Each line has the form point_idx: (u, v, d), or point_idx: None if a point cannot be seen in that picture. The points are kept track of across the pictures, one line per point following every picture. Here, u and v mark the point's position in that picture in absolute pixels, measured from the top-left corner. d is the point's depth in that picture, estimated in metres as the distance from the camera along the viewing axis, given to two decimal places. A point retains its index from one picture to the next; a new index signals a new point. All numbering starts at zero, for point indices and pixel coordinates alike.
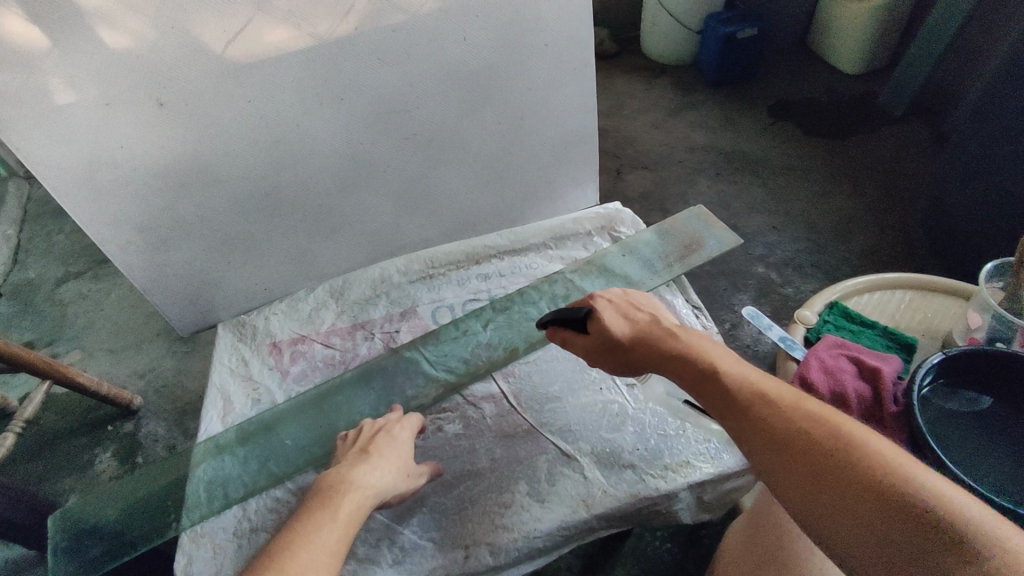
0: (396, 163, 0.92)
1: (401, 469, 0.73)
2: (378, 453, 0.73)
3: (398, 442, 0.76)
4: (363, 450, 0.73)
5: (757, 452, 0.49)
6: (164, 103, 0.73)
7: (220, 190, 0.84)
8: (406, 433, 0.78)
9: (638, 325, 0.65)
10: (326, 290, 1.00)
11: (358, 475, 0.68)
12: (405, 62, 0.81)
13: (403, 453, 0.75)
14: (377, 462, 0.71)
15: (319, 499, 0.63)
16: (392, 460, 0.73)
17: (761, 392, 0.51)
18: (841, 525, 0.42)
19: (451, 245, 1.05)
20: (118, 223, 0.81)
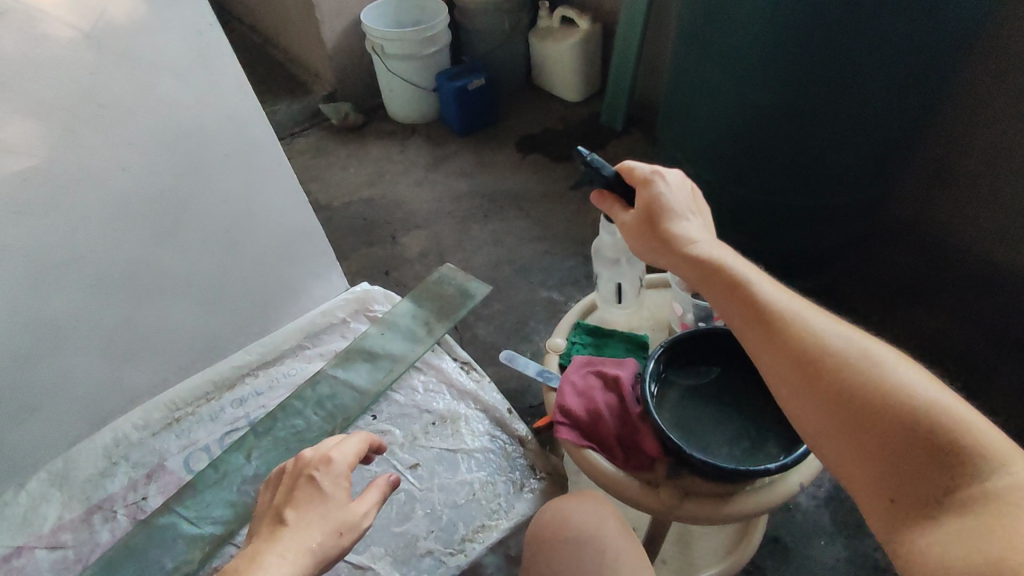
0: (90, 314, 0.81)
1: (336, 526, 0.52)
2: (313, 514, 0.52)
3: (342, 482, 0.55)
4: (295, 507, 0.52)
5: (772, 358, 0.51)
6: None
7: None
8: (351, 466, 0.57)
9: (688, 220, 0.63)
10: (44, 479, 0.84)
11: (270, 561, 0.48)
12: (53, 209, 0.71)
13: (330, 510, 0.53)
14: (305, 529, 0.51)
15: None
16: (328, 518, 0.52)
17: (781, 295, 0.53)
18: (838, 442, 0.47)
19: (193, 379, 0.94)
20: None
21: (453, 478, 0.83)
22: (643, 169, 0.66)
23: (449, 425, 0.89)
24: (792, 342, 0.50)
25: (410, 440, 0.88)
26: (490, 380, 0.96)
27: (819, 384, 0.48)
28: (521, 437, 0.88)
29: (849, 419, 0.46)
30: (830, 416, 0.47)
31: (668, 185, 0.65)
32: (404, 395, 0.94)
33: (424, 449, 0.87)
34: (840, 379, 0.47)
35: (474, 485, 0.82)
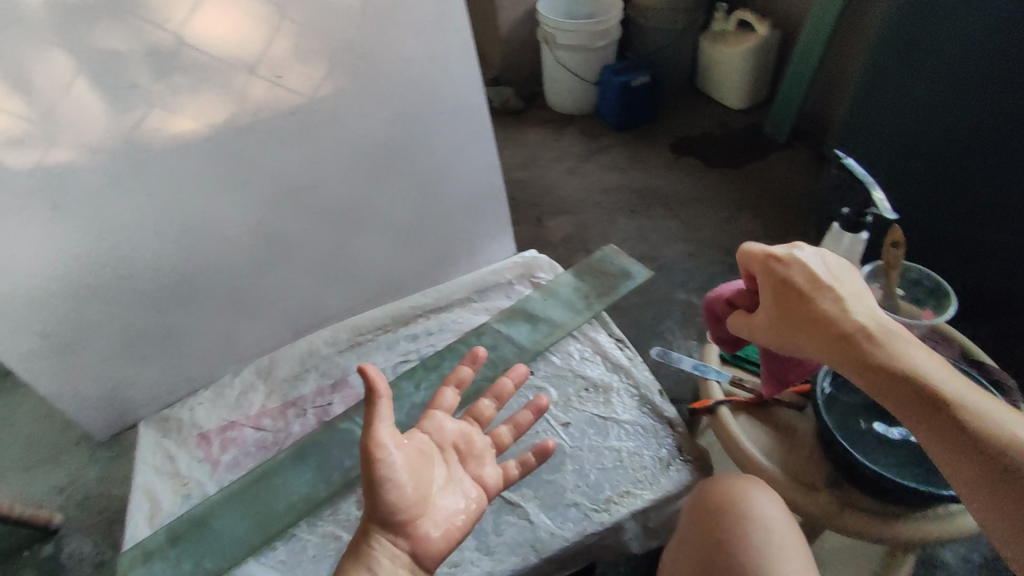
0: (313, 238, 0.93)
1: (406, 544, 0.57)
2: (370, 544, 0.56)
3: (373, 493, 0.57)
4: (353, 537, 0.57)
5: (915, 413, 0.51)
6: (60, 206, 0.73)
7: (132, 285, 0.83)
8: (372, 466, 0.57)
9: (830, 277, 0.60)
10: (253, 371, 0.98)
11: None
12: (308, 140, 0.84)
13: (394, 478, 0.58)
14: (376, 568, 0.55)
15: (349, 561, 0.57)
16: (387, 536, 0.57)
17: (909, 343, 0.54)
18: (988, 504, 0.46)
19: (378, 310, 1.05)
20: (15, 333, 0.79)
21: (603, 443, 0.87)
22: (793, 243, 0.64)
23: (601, 394, 0.93)
24: (914, 386, 0.51)
25: (563, 401, 0.93)
26: (643, 361, 0.98)
27: (970, 447, 0.47)
28: (671, 418, 0.89)
29: (1002, 485, 0.45)
30: (972, 468, 0.47)
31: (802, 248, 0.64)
32: (560, 358, 0.98)
33: (576, 410, 0.91)
34: (984, 441, 0.47)
35: (622, 454, 0.86)
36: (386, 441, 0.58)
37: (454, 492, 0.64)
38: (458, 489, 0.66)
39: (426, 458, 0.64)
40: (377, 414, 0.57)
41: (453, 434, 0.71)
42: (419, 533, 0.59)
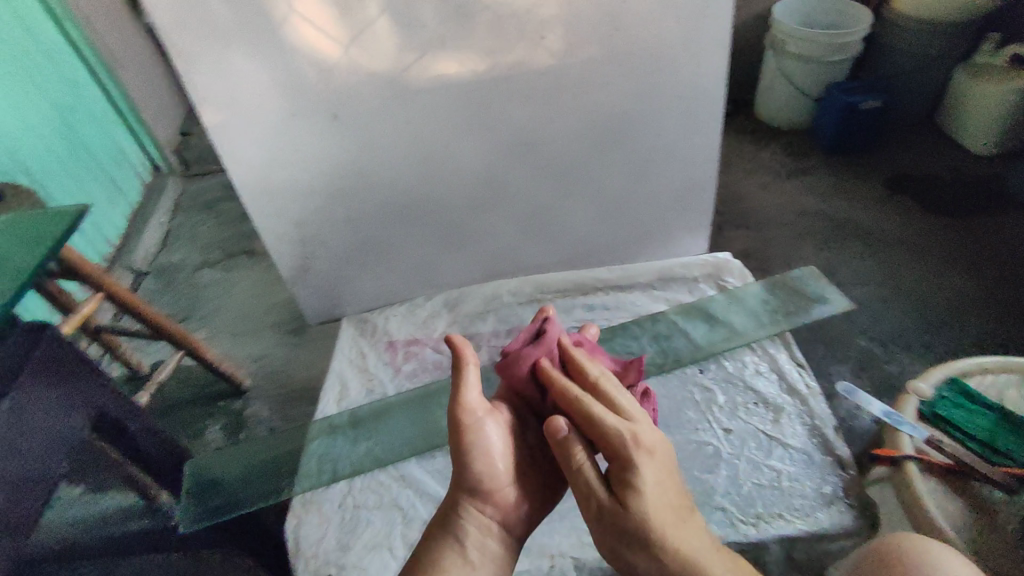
0: (528, 192, 1.00)
1: (493, 515, 0.63)
2: (461, 507, 0.62)
3: (460, 462, 0.64)
4: (445, 501, 0.64)
5: None
6: (337, 117, 0.85)
7: (372, 197, 0.95)
8: (462, 434, 0.65)
9: (650, 488, 0.55)
10: (442, 300, 1.08)
11: (449, 561, 0.59)
12: (550, 100, 0.89)
13: (483, 443, 0.65)
14: (463, 534, 0.61)
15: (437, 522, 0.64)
16: (478, 505, 0.63)
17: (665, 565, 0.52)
18: None
19: (563, 274, 1.10)
20: (280, 216, 0.94)
21: (763, 460, 0.84)
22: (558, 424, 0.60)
23: (771, 413, 0.89)
24: None
25: (730, 407, 0.91)
26: (822, 394, 0.92)
27: None
28: (844, 459, 0.83)
29: None
30: None
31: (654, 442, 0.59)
32: (733, 365, 0.96)
33: (741, 420, 0.89)
34: None
35: (783, 478, 0.82)
36: (473, 408, 0.65)
37: (531, 496, 0.66)
38: (546, 487, 0.68)
39: (518, 442, 0.69)
40: (466, 379, 0.66)
41: (530, 466, 0.69)
42: (502, 501, 0.64)
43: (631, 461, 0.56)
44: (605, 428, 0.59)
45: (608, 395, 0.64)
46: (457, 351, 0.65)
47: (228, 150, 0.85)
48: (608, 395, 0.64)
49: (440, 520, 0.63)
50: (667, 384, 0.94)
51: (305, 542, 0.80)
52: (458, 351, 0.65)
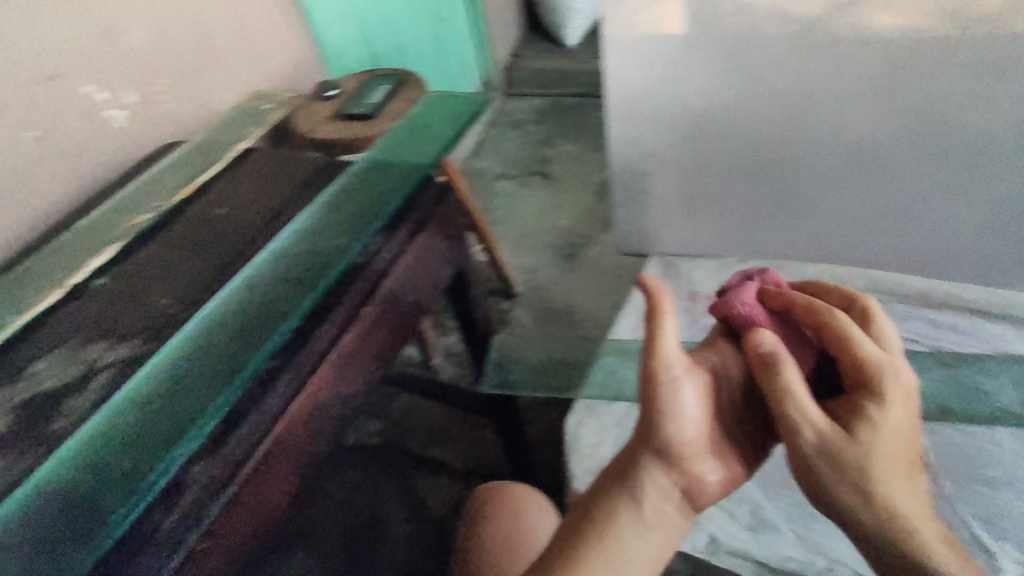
0: (903, 180, 0.89)
1: (675, 480, 0.56)
2: (639, 470, 0.57)
3: (650, 417, 0.57)
4: (625, 455, 0.59)
5: None
6: (731, 55, 0.83)
7: (728, 147, 0.93)
8: (654, 388, 0.58)
9: (876, 427, 0.50)
10: (757, 266, 1.03)
11: (623, 518, 0.56)
12: (987, 77, 0.76)
13: (668, 413, 0.57)
14: (640, 495, 0.56)
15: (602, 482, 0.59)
16: (658, 466, 0.56)
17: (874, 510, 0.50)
18: None
19: (908, 279, 0.97)
20: (634, 144, 0.97)
21: None
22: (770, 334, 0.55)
23: None
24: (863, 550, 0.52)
25: None
26: None
27: None
28: None
29: None
30: None
31: (906, 380, 0.53)
32: None
33: None
34: None
35: None
36: (670, 359, 0.58)
37: (726, 458, 0.58)
38: (739, 446, 0.60)
39: (716, 401, 0.59)
40: (661, 328, 0.59)
41: (746, 408, 0.60)
42: (681, 488, 0.57)
43: (862, 399, 0.52)
44: (845, 356, 0.54)
45: (848, 336, 0.54)
46: (651, 295, 0.60)
47: (614, 67, 0.88)
48: (846, 334, 0.54)
49: (613, 477, 0.58)
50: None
51: (582, 442, 0.90)
52: (652, 296, 0.60)
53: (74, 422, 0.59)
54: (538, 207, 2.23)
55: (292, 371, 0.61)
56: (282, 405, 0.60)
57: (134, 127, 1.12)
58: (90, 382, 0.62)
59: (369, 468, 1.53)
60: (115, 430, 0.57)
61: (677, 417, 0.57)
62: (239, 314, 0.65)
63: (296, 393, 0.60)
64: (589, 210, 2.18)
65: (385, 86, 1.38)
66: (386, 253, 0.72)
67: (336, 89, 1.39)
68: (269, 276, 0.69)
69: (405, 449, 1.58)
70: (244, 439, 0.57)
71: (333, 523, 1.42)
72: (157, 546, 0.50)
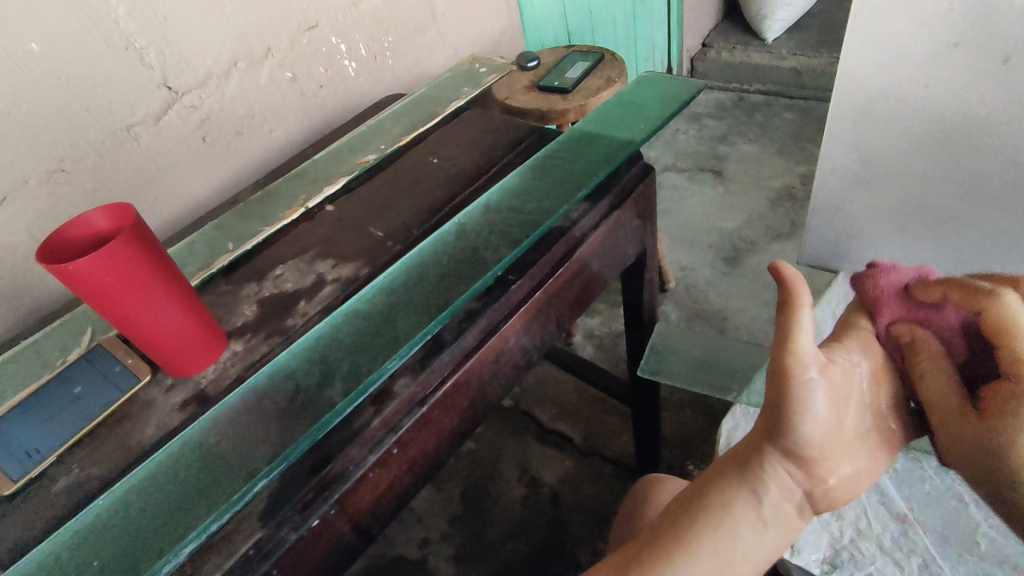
0: None
1: (803, 480, 0.53)
2: (762, 468, 0.53)
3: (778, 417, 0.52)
4: (746, 447, 0.54)
5: None
6: (1010, 60, 0.72)
7: (972, 164, 0.82)
8: (786, 389, 0.50)
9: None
10: None
11: (741, 513, 0.52)
12: None
13: (802, 410, 0.51)
14: (762, 490, 0.52)
15: (714, 475, 0.55)
16: (784, 466, 0.52)
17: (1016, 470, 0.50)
18: None
19: None
20: (850, 149, 0.91)
21: None
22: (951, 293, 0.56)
23: None
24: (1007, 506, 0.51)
25: None
26: None
27: None
28: None
29: None
30: None
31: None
32: None
33: None
34: None
35: None
36: (805, 360, 0.50)
37: (851, 454, 0.54)
38: (867, 448, 0.56)
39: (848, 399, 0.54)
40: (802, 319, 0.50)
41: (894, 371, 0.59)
42: (811, 482, 0.53)
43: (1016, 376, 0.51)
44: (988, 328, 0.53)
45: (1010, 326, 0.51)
46: (786, 285, 0.50)
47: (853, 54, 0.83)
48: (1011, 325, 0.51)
49: (727, 471, 0.54)
50: None
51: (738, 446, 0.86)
52: (789, 288, 0.49)
53: (304, 322, 0.68)
54: (704, 204, 2.15)
55: (487, 319, 0.66)
56: (474, 345, 0.65)
57: (360, 77, 1.26)
58: (319, 291, 0.72)
59: (497, 427, 1.64)
60: (333, 332, 0.65)
61: (814, 413, 0.51)
62: (423, 268, 0.69)
63: (487, 338, 0.65)
64: (760, 215, 2.06)
65: (584, 64, 1.42)
66: (585, 225, 0.74)
67: (537, 60, 1.44)
68: (477, 224, 0.73)
69: (532, 415, 1.64)
70: (441, 366, 0.62)
71: (457, 471, 1.56)
72: (363, 440, 0.57)
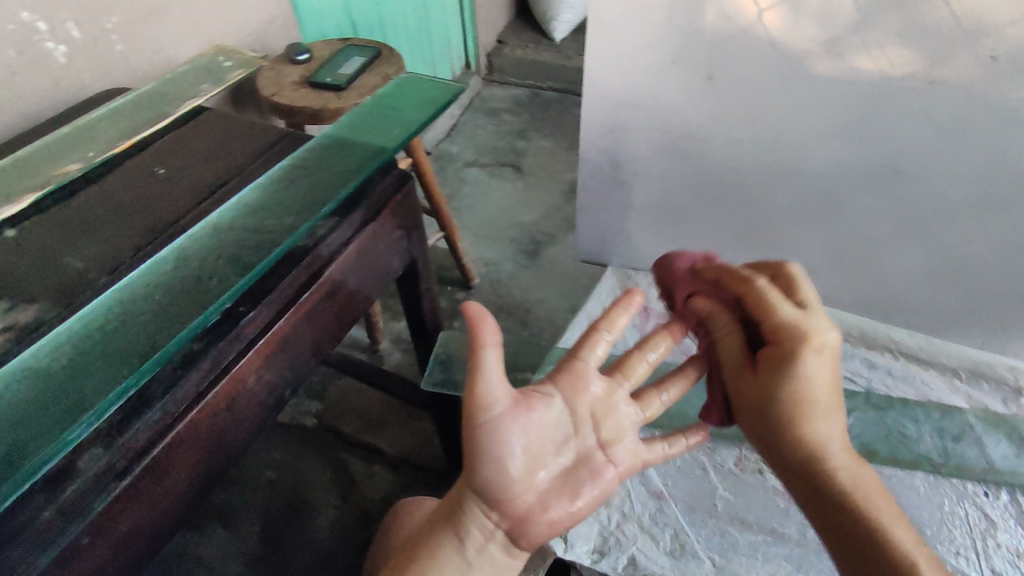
0: (864, 221, 0.89)
1: (499, 524, 0.60)
2: (463, 513, 0.60)
3: (468, 465, 0.60)
4: (454, 496, 0.61)
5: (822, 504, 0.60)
6: (710, 77, 0.82)
7: (695, 164, 0.92)
8: (474, 432, 0.58)
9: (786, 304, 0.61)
10: None
11: (443, 559, 0.59)
12: (948, 135, 0.76)
13: (485, 454, 0.58)
14: (464, 534, 0.60)
15: (440, 514, 0.63)
16: (479, 508, 0.59)
17: (784, 363, 0.60)
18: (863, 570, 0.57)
19: (852, 317, 0.99)
20: (605, 152, 0.97)
21: None
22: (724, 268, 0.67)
23: None
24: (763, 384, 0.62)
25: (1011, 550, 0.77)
26: None
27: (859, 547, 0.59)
28: None
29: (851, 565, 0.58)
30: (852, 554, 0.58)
31: (825, 338, 0.60)
32: None
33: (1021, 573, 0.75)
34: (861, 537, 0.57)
35: None
36: (488, 404, 0.57)
37: (551, 493, 0.61)
38: (571, 486, 0.62)
39: (545, 445, 0.61)
40: (483, 360, 0.56)
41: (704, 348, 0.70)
42: (510, 516, 0.59)
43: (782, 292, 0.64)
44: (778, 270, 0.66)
45: (762, 300, 0.61)
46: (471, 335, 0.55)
47: (592, 58, 0.86)
48: (770, 299, 0.61)
49: (440, 519, 0.61)
50: (939, 491, 0.82)
51: None
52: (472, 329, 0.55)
53: None
54: (504, 199, 2.20)
55: (212, 360, 0.57)
56: (197, 393, 0.56)
57: (75, 65, 1.04)
58: None
59: (298, 450, 1.51)
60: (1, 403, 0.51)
61: (494, 449, 0.58)
62: (128, 304, 0.58)
63: (215, 383, 0.57)
64: (555, 207, 2.17)
65: (359, 59, 1.33)
66: (333, 242, 0.69)
67: (308, 54, 1.33)
68: (200, 250, 0.63)
69: (337, 431, 1.54)
70: (149, 424, 0.53)
71: (253, 507, 1.41)
72: (34, 538, 0.46)
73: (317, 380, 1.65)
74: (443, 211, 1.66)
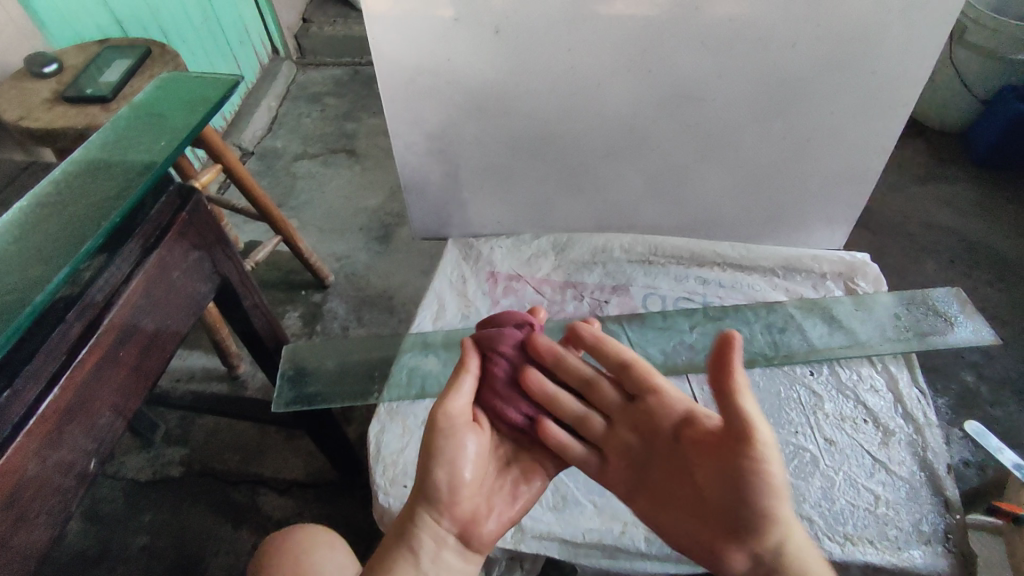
0: (670, 149, 0.94)
1: (449, 525, 0.66)
2: (414, 524, 0.65)
3: (426, 463, 0.67)
4: (405, 516, 0.66)
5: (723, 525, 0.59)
6: (498, 31, 0.80)
7: (506, 123, 0.91)
8: (437, 431, 0.67)
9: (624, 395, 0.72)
10: (549, 242, 1.06)
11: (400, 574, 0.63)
12: (722, 54, 0.81)
13: (449, 454, 0.66)
14: (418, 547, 0.64)
15: (390, 541, 0.66)
16: (431, 516, 0.65)
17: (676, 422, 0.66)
18: None
19: (681, 239, 1.05)
20: (414, 125, 0.92)
21: (863, 480, 0.81)
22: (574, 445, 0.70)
23: (881, 434, 0.85)
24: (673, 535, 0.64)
25: (836, 417, 0.87)
26: (941, 429, 0.86)
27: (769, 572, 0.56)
28: (952, 501, 0.79)
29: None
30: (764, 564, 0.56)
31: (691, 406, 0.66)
32: (848, 375, 0.91)
33: (846, 434, 0.85)
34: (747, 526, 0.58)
35: (878, 504, 0.79)
36: (454, 410, 0.68)
37: (497, 494, 0.69)
38: (510, 481, 0.70)
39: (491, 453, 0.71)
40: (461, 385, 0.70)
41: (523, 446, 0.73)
42: (462, 515, 0.66)
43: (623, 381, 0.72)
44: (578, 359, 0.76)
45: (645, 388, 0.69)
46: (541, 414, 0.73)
47: (372, 24, 0.80)
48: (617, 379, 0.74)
49: (392, 540, 0.66)
50: (774, 380, 0.91)
51: (387, 449, 0.83)
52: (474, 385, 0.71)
53: None
54: (343, 188, 2.09)
55: None
56: None
57: None
58: None
59: (169, 505, 1.36)
60: None
61: (450, 449, 0.66)
62: None
63: None
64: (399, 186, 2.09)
65: (124, 61, 1.16)
66: (106, 283, 0.59)
67: (57, 63, 1.13)
68: None
69: (207, 471, 1.41)
70: None
71: None
72: None
73: (173, 425, 1.49)
74: (270, 211, 1.52)
